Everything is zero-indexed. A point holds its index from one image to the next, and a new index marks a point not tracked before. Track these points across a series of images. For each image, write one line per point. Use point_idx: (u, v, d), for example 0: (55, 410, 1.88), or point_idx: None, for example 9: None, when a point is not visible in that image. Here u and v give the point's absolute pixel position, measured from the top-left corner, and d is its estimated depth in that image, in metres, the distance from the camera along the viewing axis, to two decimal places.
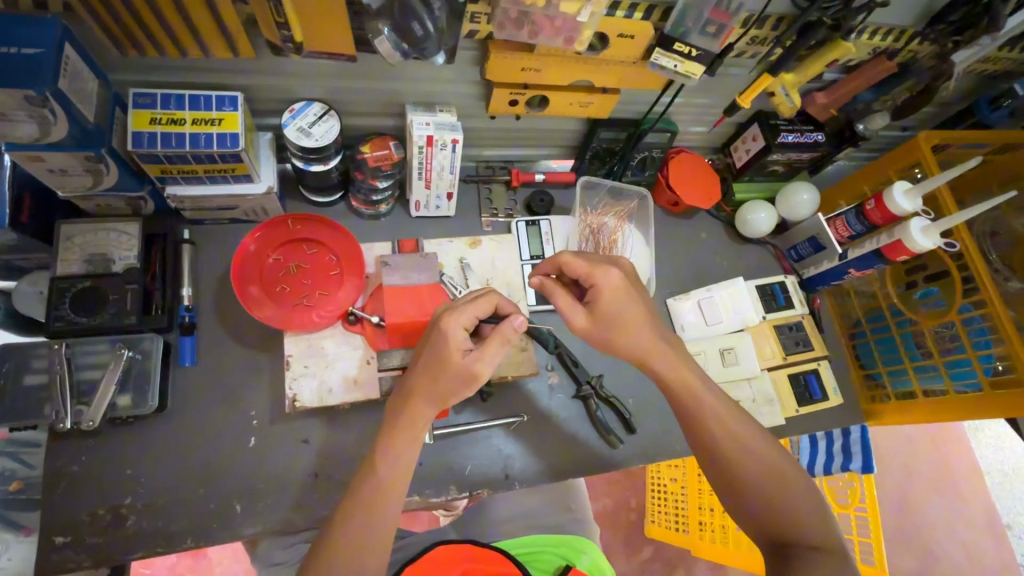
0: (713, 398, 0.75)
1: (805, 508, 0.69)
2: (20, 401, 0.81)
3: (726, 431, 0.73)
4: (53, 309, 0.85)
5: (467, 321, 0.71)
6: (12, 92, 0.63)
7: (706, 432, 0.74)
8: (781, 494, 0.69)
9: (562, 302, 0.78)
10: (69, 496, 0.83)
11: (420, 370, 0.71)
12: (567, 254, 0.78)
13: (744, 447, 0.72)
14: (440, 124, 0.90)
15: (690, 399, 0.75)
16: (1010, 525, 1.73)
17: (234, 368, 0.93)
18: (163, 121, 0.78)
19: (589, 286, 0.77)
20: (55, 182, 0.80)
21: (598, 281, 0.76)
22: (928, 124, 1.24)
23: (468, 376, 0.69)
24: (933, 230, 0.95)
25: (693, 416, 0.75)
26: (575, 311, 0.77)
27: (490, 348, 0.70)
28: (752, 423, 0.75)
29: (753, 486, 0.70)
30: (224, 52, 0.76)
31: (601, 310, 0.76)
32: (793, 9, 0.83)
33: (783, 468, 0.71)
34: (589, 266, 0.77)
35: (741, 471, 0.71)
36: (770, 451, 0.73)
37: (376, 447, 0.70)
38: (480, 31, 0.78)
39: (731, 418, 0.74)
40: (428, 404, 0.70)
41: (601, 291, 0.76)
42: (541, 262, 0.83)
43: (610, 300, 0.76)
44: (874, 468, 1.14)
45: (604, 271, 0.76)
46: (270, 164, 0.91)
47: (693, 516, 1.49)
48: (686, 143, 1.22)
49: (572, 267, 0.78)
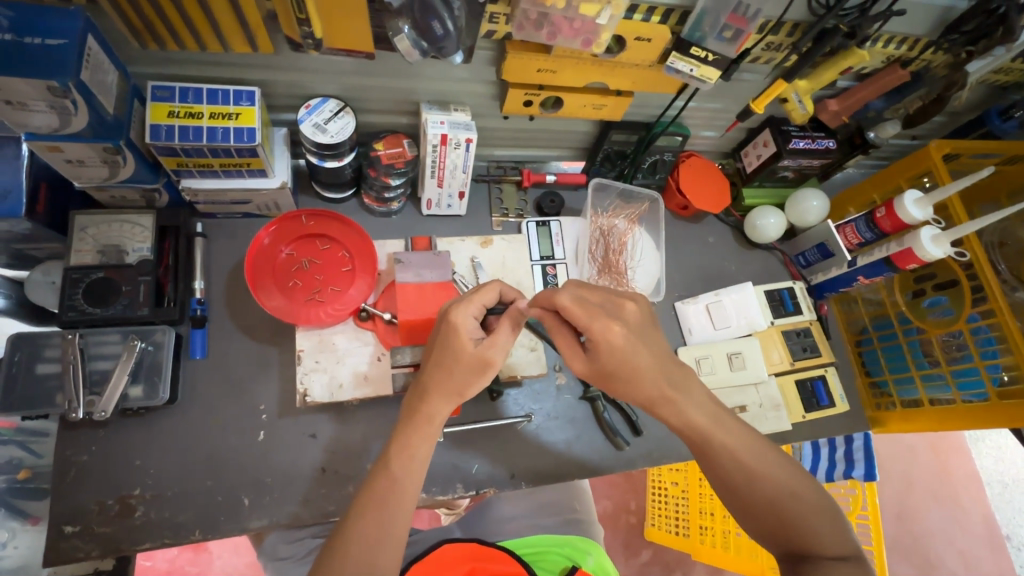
0: (722, 430, 0.72)
1: (822, 519, 0.68)
2: (32, 390, 0.81)
3: (737, 459, 0.71)
4: (66, 299, 0.85)
5: (474, 310, 0.72)
6: (35, 82, 0.63)
7: (717, 461, 0.72)
8: (797, 510, 0.69)
9: (564, 346, 0.75)
10: (78, 485, 0.84)
11: (434, 365, 0.71)
12: (563, 299, 0.70)
13: (757, 472, 0.70)
14: (455, 123, 0.90)
15: (698, 434, 0.72)
16: (1009, 536, 1.74)
17: (243, 362, 0.94)
18: (182, 114, 0.78)
19: (588, 337, 0.70)
20: (71, 173, 0.80)
21: (597, 335, 0.69)
22: (939, 133, 1.24)
23: (479, 362, 0.70)
24: (944, 238, 0.96)
25: (703, 447, 0.72)
26: (577, 360, 0.75)
27: (502, 334, 0.70)
28: (762, 444, 0.73)
29: (767, 507, 0.69)
30: (244, 48, 0.76)
31: (601, 365, 0.72)
32: (808, 17, 0.84)
33: (796, 485, 0.70)
34: (586, 317, 0.69)
35: (756, 495, 0.70)
36: (783, 470, 0.71)
37: (388, 453, 0.70)
38: (498, 32, 0.78)
39: (741, 449, 0.71)
40: (443, 399, 0.71)
41: (601, 346, 0.69)
42: (541, 294, 0.73)
43: (612, 359, 0.70)
44: (875, 474, 1.19)
45: (603, 325, 0.69)
46: (284, 159, 0.92)
47: (694, 520, 1.50)
48: (697, 147, 1.22)
49: (571, 313, 0.70)
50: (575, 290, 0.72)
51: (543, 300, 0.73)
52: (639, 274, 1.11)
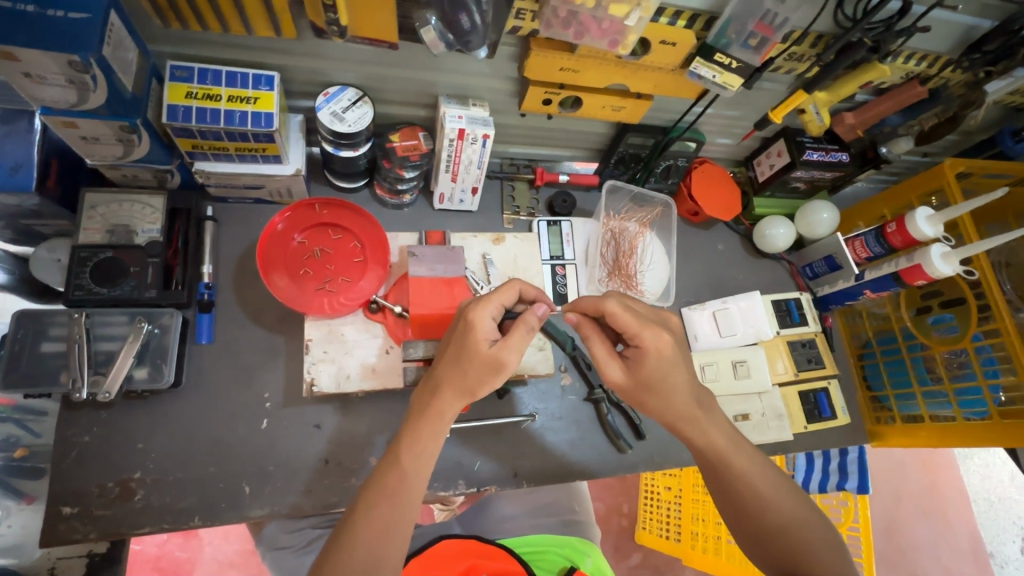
0: (738, 454, 0.73)
1: (827, 547, 0.68)
2: (35, 368, 0.80)
3: (750, 482, 0.71)
4: (74, 277, 0.84)
5: (493, 309, 0.71)
6: (57, 55, 0.62)
7: (728, 484, 0.72)
8: (803, 536, 0.69)
9: (600, 351, 0.75)
10: (78, 466, 0.83)
11: (449, 362, 0.71)
12: (613, 303, 0.72)
13: (768, 497, 0.71)
14: (473, 118, 0.90)
15: (716, 456, 0.73)
16: (992, 553, 1.76)
17: (249, 348, 0.93)
18: (200, 96, 0.77)
19: (635, 344, 0.72)
20: (84, 150, 0.79)
21: (646, 343, 0.71)
22: (949, 151, 1.25)
23: (492, 364, 0.69)
24: (953, 256, 0.96)
25: (718, 468, 0.73)
26: (613, 366, 0.74)
27: (516, 337, 0.70)
28: (774, 470, 0.74)
29: (772, 530, 0.69)
30: (266, 31, 0.75)
31: (642, 375, 0.73)
32: (833, 29, 0.84)
33: (805, 513, 0.70)
34: (637, 324, 0.71)
35: (765, 518, 0.70)
36: (792, 498, 0.72)
37: (401, 444, 0.70)
38: (524, 28, 0.77)
39: (754, 474, 0.72)
40: (455, 397, 0.70)
41: (648, 355, 0.72)
42: (584, 297, 0.77)
43: (657, 369, 0.72)
44: (869, 488, 1.18)
45: (654, 334, 0.71)
46: (299, 146, 0.90)
47: (686, 524, 1.49)
48: (710, 154, 1.22)
49: (619, 318, 0.72)
50: (622, 298, 0.75)
51: (587, 303, 0.76)
52: (648, 279, 1.12)
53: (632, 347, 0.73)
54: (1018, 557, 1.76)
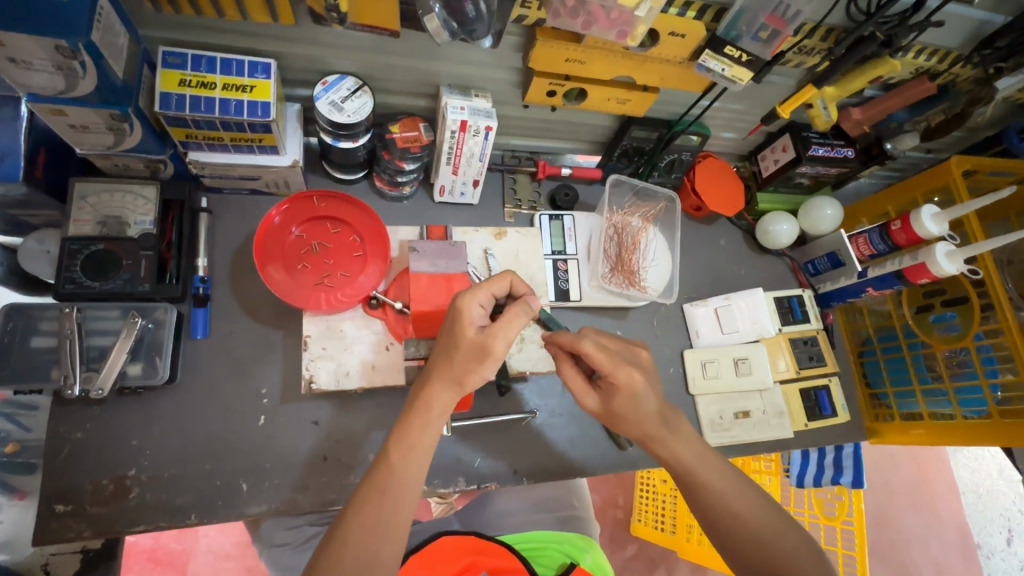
0: (706, 468, 0.73)
1: (804, 552, 0.68)
2: (26, 363, 0.78)
3: (724, 497, 0.71)
4: (64, 271, 0.82)
5: (483, 298, 0.71)
6: (42, 40, 0.60)
7: (700, 499, 0.72)
8: (778, 544, 0.68)
9: (575, 384, 0.76)
10: (72, 463, 0.81)
11: (439, 352, 0.71)
12: (587, 345, 0.71)
13: (740, 511, 0.70)
14: (476, 109, 0.87)
15: (686, 473, 0.73)
16: (980, 544, 1.78)
17: (245, 343, 0.91)
18: (194, 83, 0.75)
19: (608, 381, 0.72)
20: (73, 138, 0.76)
21: (620, 380, 0.72)
22: (954, 148, 1.23)
23: (479, 350, 0.68)
24: (958, 255, 0.95)
25: (688, 483, 0.73)
26: (588, 398, 0.75)
27: (505, 322, 0.68)
28: (747, 483, 0.74)
29: (749, 542, 0.69)
30: (264, 18, 0.73)
31: (615, 408, 0.74)
32: (845, 22, 0.82)
33: (778, 520, 0.70)
34: (611, 363, 0.71)
35: (741, 532, 0.70)
36: (766, 508, 0.71)
37: (387, 443, 0.69)
38: (530, 17, 0.75)
39: (723, 487, 0.72)
40: (444, 389, 0.69)
41: (621, 391, 0.72)
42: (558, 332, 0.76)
43: (627, 402, 0.72)
44: (863, 481, 1.17)
45: (627, 372, 0.71)
46: (297, 136, 0.88)
47: (682, 519, 1.51)
48: (715, 148, 1.20)
49: (594, 359, 0.71)
50: (597, 337, 0.74)
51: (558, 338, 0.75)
52: (651, 275, 1.10)
53: (606, 382, 0.73)
54: (1004, 548, 1.78)
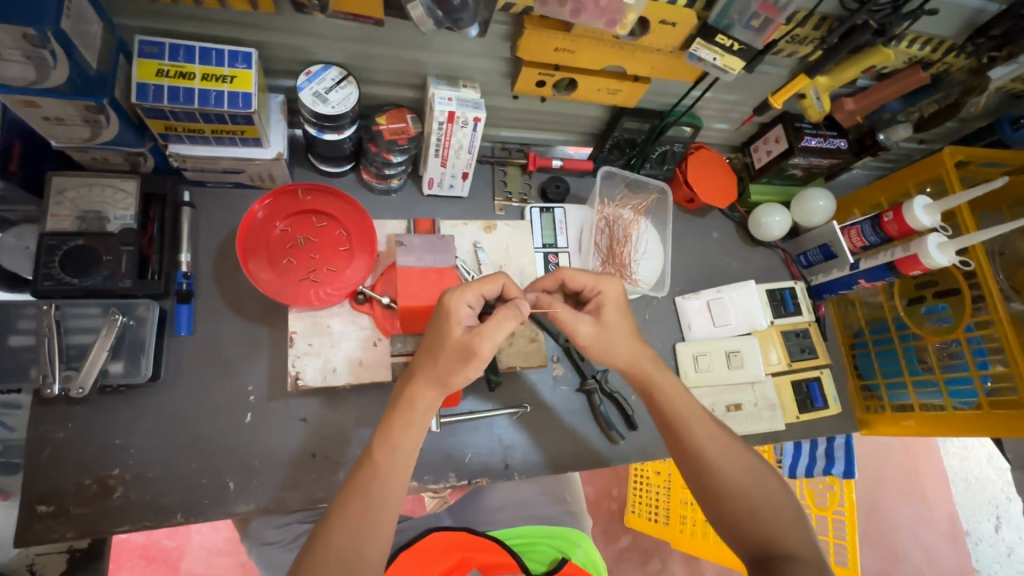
0: (698, 423, 0.75)
1: (789, 513, 0.69)
2: (4, 362, 0.77)
3: (717, 458, 0.73)
4: (41, 267, 0.80)
5: (471, 298, 0.71)
6: (9, 28, 0.58)
7: (691, 456, 0.74)
8: (763, 503, 0.69)
9: (566, 315, 0.80)
10: (54, 463, 0.80)
11: (424, 351, 0.70)
12: (571, 268, 0.81)
13: (729, 469, 0.72)
14: (463, 100, 0.86)
15: (678, 424, 0.76)
16: (968, 531, 1.80)
17: (231, 340, 0.89)
18: (172, 74, 0.72)
19: (595, 294, 0.82)
20: (49, 131, 0.74)
21: (606, 290, 0.81)
22: (947, 138, 1.22)
23: (463, 350, 0.67)
24: (950, 246, 0.94)
25: (679, 436, 0.75)
26: (582, 324, 0.80)
27: (491, 325, 0.67)
28: (738, 446, 0.75)
29: (738, 499, 0.70)
30: (243, 6, 0.70)
31: (607, 326, 0.80)
32: (837, 9, 0.81)
33: (765, 480, 0.72)
34: (595, 278, 0.81)
35: (733, 495, 0.70)
36: (755, 470, 0.73)
37: (373, 441, 0.68)
38: (517, 5, 0.73)
39: (714, 444, 0.74)
40: (428, 387, 0.68)
41: (610, 301, 0.81)
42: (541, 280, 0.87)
43: (617, 311, 0.81)
44: (854, 473, 1.18)
45: (610, 283, 0.81)
46: (280, 129, 0.86)
47: (675, 508, 1.51)
48: (707, 139, 1.19)
49: (578, 278, 0.81)
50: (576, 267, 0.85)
51: (545, 281, 0.85)
52: (643, 267, 1.09)
53: (593, 299, 0.82)
54: (992, 535, 1.79)
